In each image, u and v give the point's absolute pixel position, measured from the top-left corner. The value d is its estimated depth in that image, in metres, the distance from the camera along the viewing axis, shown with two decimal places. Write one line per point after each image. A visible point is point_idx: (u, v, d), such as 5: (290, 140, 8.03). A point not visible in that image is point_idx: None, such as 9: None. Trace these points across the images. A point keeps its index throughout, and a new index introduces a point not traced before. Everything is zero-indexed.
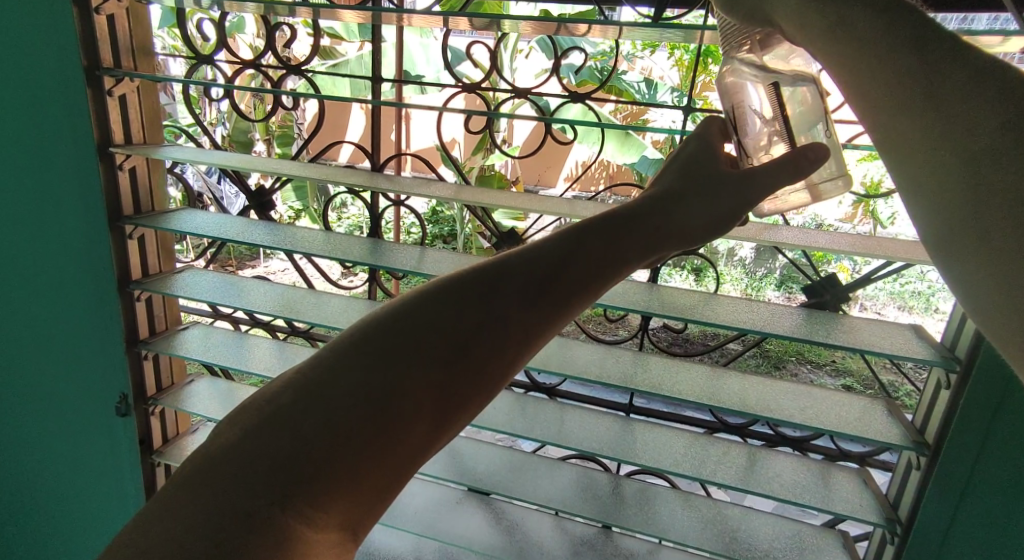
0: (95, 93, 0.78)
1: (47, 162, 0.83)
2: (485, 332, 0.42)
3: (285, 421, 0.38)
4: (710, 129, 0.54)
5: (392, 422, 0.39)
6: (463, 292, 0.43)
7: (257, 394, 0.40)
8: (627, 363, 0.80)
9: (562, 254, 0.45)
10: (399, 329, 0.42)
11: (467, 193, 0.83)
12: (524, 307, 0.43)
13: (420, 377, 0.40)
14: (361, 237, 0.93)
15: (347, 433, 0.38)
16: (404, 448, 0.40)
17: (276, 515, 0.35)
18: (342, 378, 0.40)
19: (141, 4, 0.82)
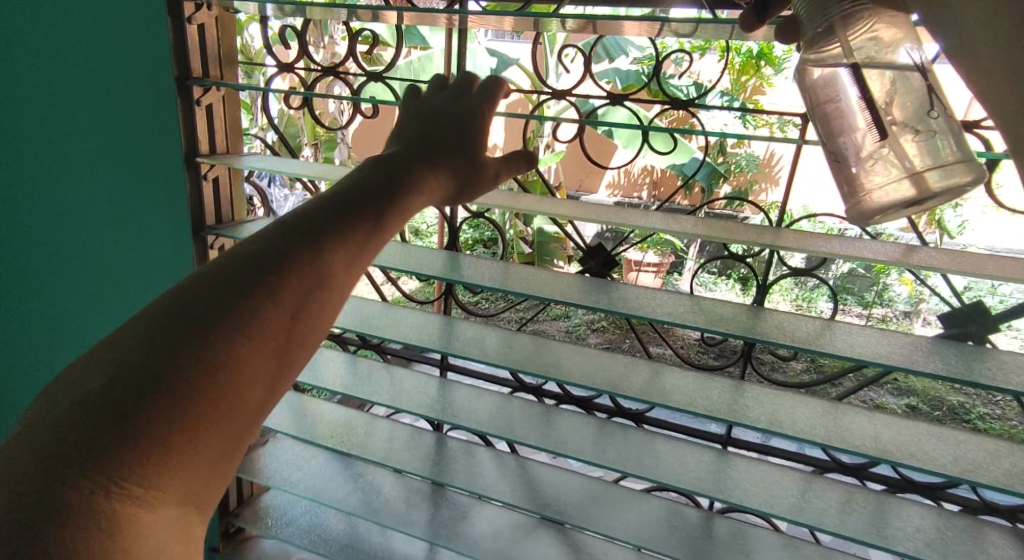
0: (184, 103, 0.79)
1: (137, 174, 0.84)
2: (308, 282, 0.44)
3: (90, 400, 0.36)
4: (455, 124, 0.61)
5: (218, 376, 0.38)
6: (241, 251, 0.43)
7: (49, 397, 0.37)
8: (732, 395, 0.73)
9: (348, 206, 0.48)
10: (213, 289, 0.41)
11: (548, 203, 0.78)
12: (349, 259, 0.47)
13: (246, 328, 0.40)
14: (439, 249, 0.88)
15: (190, 400, 0.37)
16: (241, 409, 0.40)
17: (101, 500, 0.34)
18: (156, 349, 0.38)
19: (229, 12, 0.83)
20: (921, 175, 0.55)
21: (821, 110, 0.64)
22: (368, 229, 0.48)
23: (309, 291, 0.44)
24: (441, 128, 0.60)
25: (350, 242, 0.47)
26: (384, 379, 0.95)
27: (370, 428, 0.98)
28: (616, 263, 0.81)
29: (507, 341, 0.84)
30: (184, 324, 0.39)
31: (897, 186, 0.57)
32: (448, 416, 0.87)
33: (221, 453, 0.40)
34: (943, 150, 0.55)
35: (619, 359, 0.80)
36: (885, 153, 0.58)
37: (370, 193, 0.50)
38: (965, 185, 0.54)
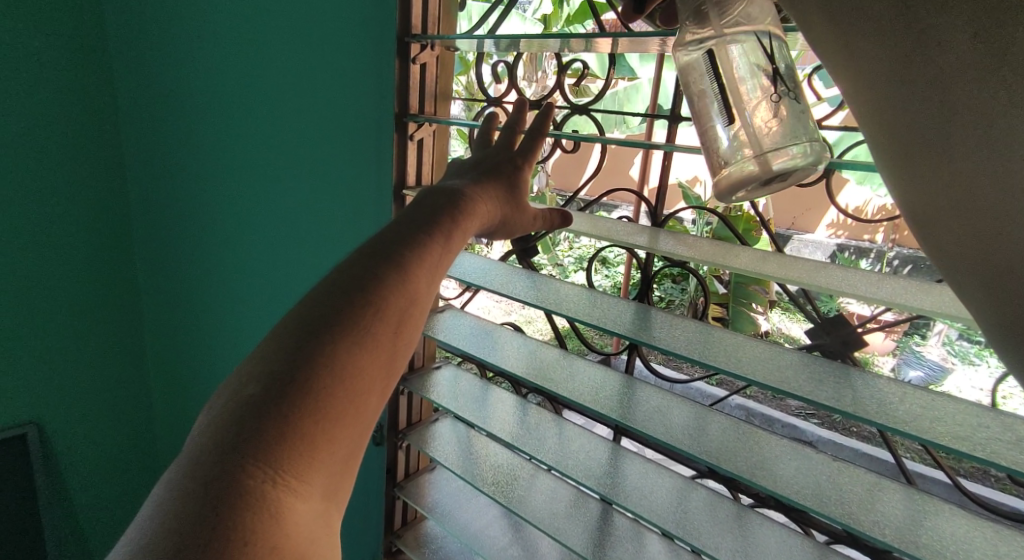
0: (400, 138, 0.84)
1: (367, 196, 0.95)
2: (404, 295, 0.50)
3: (249, 404, 0.42)
4: (510, 155, 0.66)
5: (343, 381, 0.45)
6: (340, 274, 0.49)
7: (217, 410, 0.42)
8: None
9: (431, 230, 0.54)
10: (326, 304, 0.47)
11: (769, 261, 0.60)
12: (429, 273, 0.53)
13: (353, 338, 0.46)
14: (628, 300, 0.78)
15: (322, 401, 0.43)
16: (359, 411, 0.46)
17: (269, 489, 0.39)
18: (297, 358, 0.44)
19: (449, 52, 0.85)
20: (767, 154, 0.55)
21: (694, 93, 0.61)
22: (445, 247, 0.55)
23: (404, 302, 0.50)
24: (495, 155, 0.66)
25: (427, 261, 0.53)
26: (553, 432, 0.88)
27: (534, 481, 0.91)
28: (862, 344, 0.61)
29: (694, 423, 0.68)
30: (313, 334, 0.45)
31: (746, 162, 0.56)
32: (619, 491, 0.77)
33: (348, 453, 0.46)
34: (790, 130, 0.55)
35: (854, 475, 0.60)
36: (737, 132, 0.58)
37: (448, 217, 0.56)
38: (804, 165, 0.54)
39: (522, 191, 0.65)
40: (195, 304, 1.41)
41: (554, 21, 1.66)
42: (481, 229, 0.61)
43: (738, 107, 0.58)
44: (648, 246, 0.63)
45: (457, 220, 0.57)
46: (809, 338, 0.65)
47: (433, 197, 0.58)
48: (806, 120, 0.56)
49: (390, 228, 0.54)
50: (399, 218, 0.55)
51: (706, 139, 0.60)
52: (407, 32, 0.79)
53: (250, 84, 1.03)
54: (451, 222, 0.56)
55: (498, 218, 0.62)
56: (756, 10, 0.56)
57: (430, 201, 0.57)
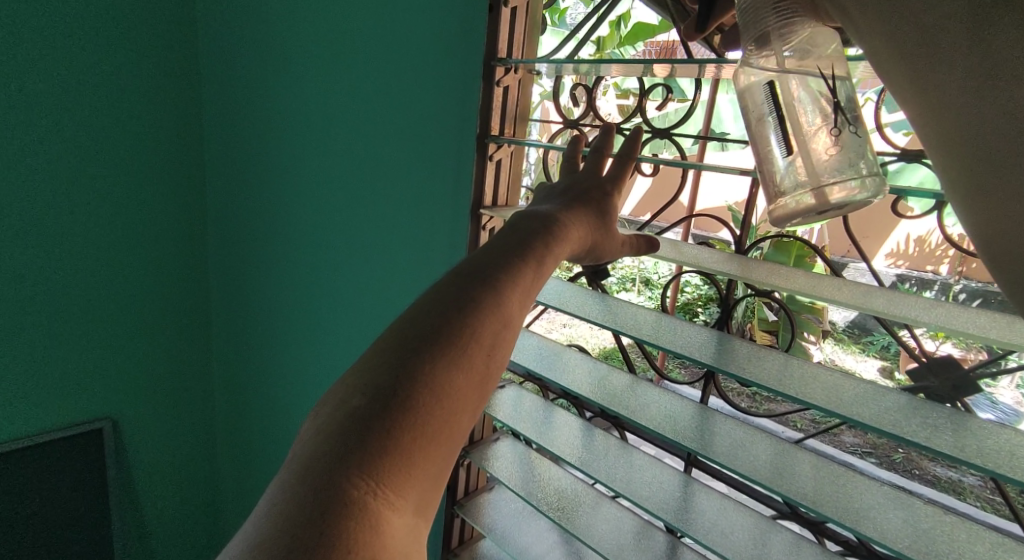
0: (481, 159, 0.85)
1: (442, 214, 0.97)
2: (497, 316, 0.50)
3: (353, 415, 0.43)
4: (600, 179, 0.66)
5: (439, 399, 0.45)
6: (438, 292, 0.51)
7: (322, 419, 0.44)
8: None
9: (522, 253, 0.55)
10: (426, 320, 0.48)
11: (874, 295, 0.57)
12: (520, 296, 0.53)
13: (450, 357, 0.47)
14: (708, 327, 0.76)
15: (421, 417, 0.44)
16: (452, 430, 0.46)
17: (371, 500, 0.40)
18: (398, 373, 0.45)
19: (531, 74, 0.86)
20: (823, 188, 0.53)
21: (751, 117, 0.59)
22: (537, 269, 0.56)
23: (496, 323, 0.51)
24: (584, 180, 0.66)
25: (519, 283, 0.53)
26: (621, 459, 0.87)
27: (599, 507, 0.89)
28: (975, 389, 0.59)
29: (780, 461, 0.65)
30: (414, 350, 0.46)
31: (801, 197, 0.54)
32: (694, 526, 0.74)
33: (439, 470, 0.46)
34: (852, 161, 0.53)
35: (965, 529, 0.56)
36: (794, 162, 0.56)
37: (539, 240, 0.57)
38: (862, 201, 0.52)
39: (612, 216, 0.65)
40: (262, 313, 1.46)
41: (609, 44, 1.67)
42: (572, 253, 0.61)
43: (799, 137, 0.56)
44: (739, 275, 0.62)
45: (550, 246, 0.57)
46: (912, 379, 0.63)
47: (524, 220, 0.59)
48: (867, 150, 0.53)
49: (485, 250, 0.55)
50: (492, 240, 0.56)
51: (765, 168, 0.58)
52: (492, 57, 0.81)
53: (330, 103, 1.08)
54: (543, 247, 0.57)
55: (588, 243, 0.62)
56: (818, 38, 0.52)
57: (523, 226, 0.58)
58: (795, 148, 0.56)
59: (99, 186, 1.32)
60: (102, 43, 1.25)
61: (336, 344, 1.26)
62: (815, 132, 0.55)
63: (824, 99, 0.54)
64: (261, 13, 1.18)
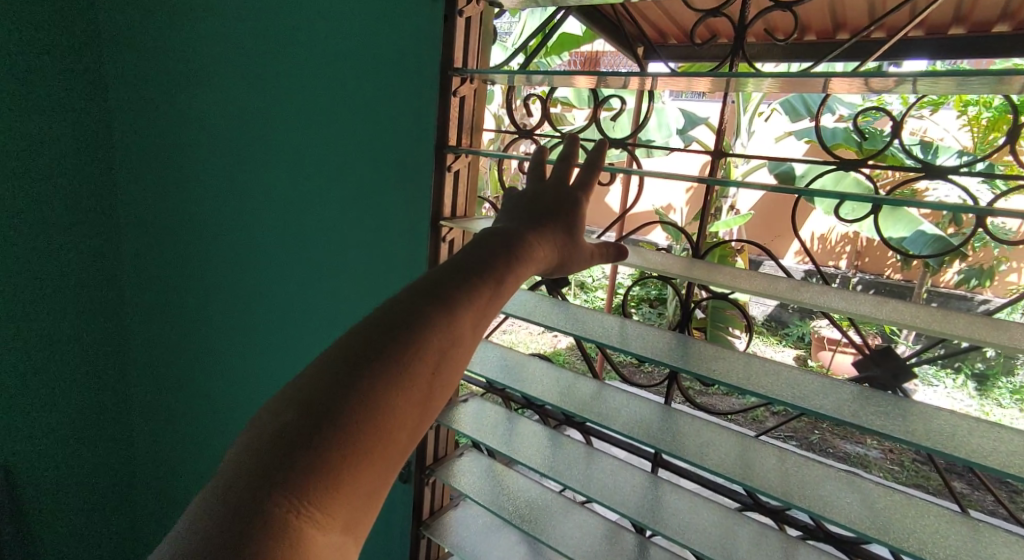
0: (439, 170, 0.84)
1: (398, 227, 0.95)
2: (447, 332, 0.48)
3: (281, 433, 0.40)
4: (564, 195, 0.66)
5: (378, 418, 0.42)
6: (388, 308, 0.49)
7: (248, 434, 0.41)
8: None
9: (475, 267, 0.54)
10: (374, 334, 0.46)
11: (827, 293, 0.62)
12: (470, 310, 0.51)
13: (393, 374, 0.44)
14: (668, 330, 0.78)
15: (353, 435, 0.41)
16: (389, 449, 0.43)
17: (294, 518, 0.37)
18: (336, 389, 0.42)
19: (486, 85, 0.86)
20: None
21: None
22: (496, 284, 0.54)
23: (447, 339, 0.48)
24: (546, 197, 0.66)
25: (474, 298, 0.51)
26: (586, 464, 0.88)
27: (567, 514, 0.90)
28: (911, 376, 0.64)
29: (745, 456, 0.68)
30: (356, 366, 0.44)
31: None
32: (663, 525, 0.76)
33: (373, 491, 0.42)
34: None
35: (909, 505, 0.61)
36: None
37: (491, 254, 0.56)
38: None
39: (571, 230, 0.65)
40: (191, 337, 1.35)
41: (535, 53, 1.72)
42: (532, 269, 0.60)
43: None
44: (700, 279, 0.65)
45: (511, 263, 0.56)
46: (858, 370, 0.68)
47: (485, 236, 0.59)
48: None
49: (443, 266, 0.54)
50: (452, 256, 0.55)
51: None
52: (449, 67, 0.80)
53: (269, 114, 1.03)
54: (503, 264, 0.56)
55: (546, 256, 0.61)
56: None
57: (485, 243, 0.57)
58: None
59: None
60: None
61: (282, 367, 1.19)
62: None
63: None
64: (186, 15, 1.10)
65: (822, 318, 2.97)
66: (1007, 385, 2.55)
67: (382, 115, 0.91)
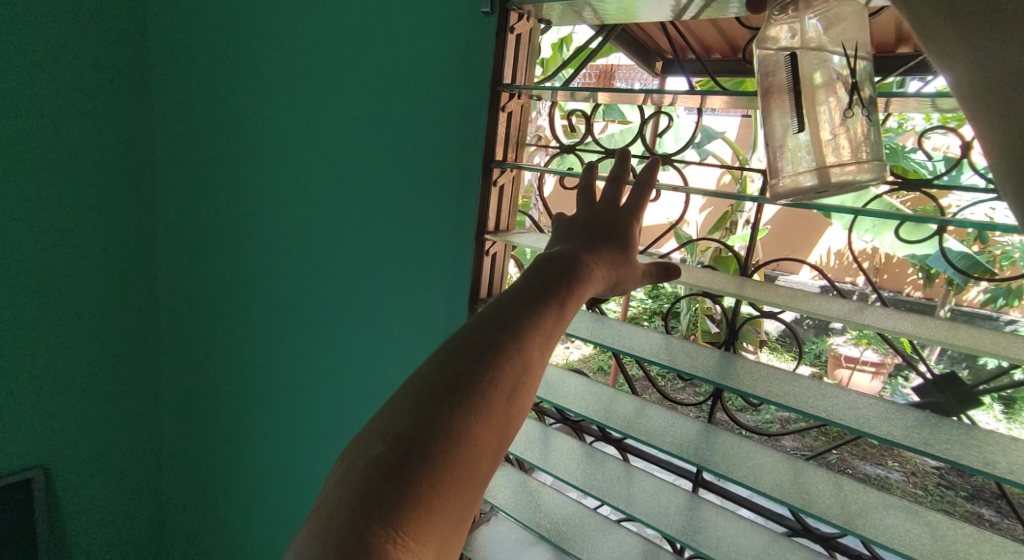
0: (484, 184, 0.85)
1: (435, 238, 0.95)
2: (517, 359, 0.49)
3: (374, 464, 0.41)
4: (618, 215, 0.66)
5: (460, 445, 0.43)
6: (460, 340, 0.50)
7: (343, 467, 0.42)
8: None
9: (537, 293, 0.54)
10: (449, 366, 0.47)
11: (888, 316, 0.61)
12: (537, 336, 0.51)
13: (472, 404, 0.45)
14: (717, 349, 0.78)
15: (440, 464, 0.42)
16: (473, 477, 0.44)
17: (392, 547, 0.38)
18: (420, 420, 0.43)
19: (532, 100, 0.87)
20: (828, 171, 0.61)
21: (767, 86, 0.65)
22: (560, 308, 0.54)
23: (518, 364, 0.49)
24: (601, 218, 0.66)
25: (540, 324, 0.52)
26: (627, 481, 0.87)
27: (608, 532, 0.89)
28: (977, 403, 0.63)
29: (800, 481, 0.67)
30: (435, 398, 0.45)
31: (842, 171, 0.60)
32: (714, 548, 0.75)
33: (459, 519, 0.42)
34: (857, 145, 0.61)
35: (975, 537, 0.59)
36: (805, 142, 0.63)
37: (552, 279, 0.56)
38: (861, 183, 0.60)
39: (628, 250, 0.65)
40: (220, 343, 1.36)
41: (554, 64, 1.76)
42: (591, 292, 0.60)
43: (811, 115, 0.62)
44: (756, 298, 0.64)
45: (573, 288, 0.57)
46: (919, 394, 0.67)
47: (544, 261, 0.59)
48: (880, 149, 0.61)
49: (507, 292, 0.55)
50: (514, 283, 0.56)
51: (777, 142, 0.65)
52: (498, 82, 0.81)
53: (312, 125, 1.04)
54: (566, 289, 0.56)
55: (604, 279, 0.62)
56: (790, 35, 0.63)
57: (545, 268, 0.58)
58: (802, 127, 0.62)
59: (40, 209, 1.20)
60: (46, 53, 1.15)
61: (311, 375, 1.19)
62: (825, 118, 0.62)
63: (836, 77, 0.62)
64: (227, 27, 1.13)
65: (839, 335, 2.93)
66: None
67: (426, 127, 0.92)
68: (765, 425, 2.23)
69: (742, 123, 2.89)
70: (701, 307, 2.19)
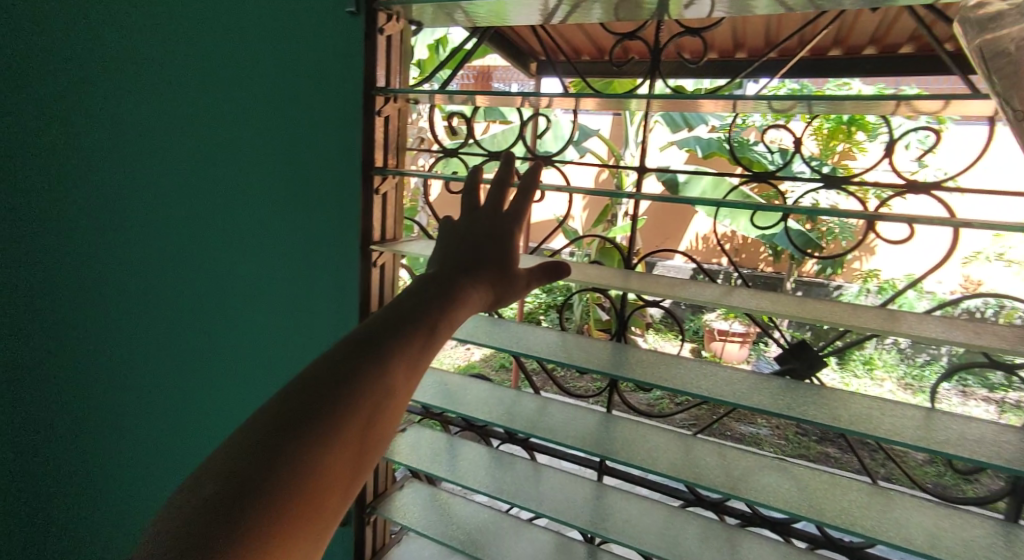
0: (365, 192, 0.81)
1: (315, 251, 0.89)
2: (378, 385, 0.47)
3: (203, 502, 0.38)
4: (500, 229, 0.65)
5: (307, 477, 0.41)
6: (318, 368, 0.48)
7: (168, 506, 0.39)
8: (986, 534, 0.58)
9: (405, 316, 0.53)
10: (301, 395, 0.45)
11: (755, 297, 0.67)
12: (402, 362, 0.50)
13: (320, 433, 0.43)
14: (610, 341, 0.80)
15: (280, 499, 0.39)
16: (321, 511, 0.41)
17: None
18: (261, 453, 0.41)
19: (410, 104, 0.84)
20: None
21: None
22: (430, 332, 0.53)
23: (380, 391, 0.47)
24: (482, 232, 0.65)
25: (407, 350, 0.51)
26: (533, 479, 0.87)
27: (518, 534, 0.89)
28: (824, 365, 0.71)
29: (689, 455, 0.72)
30: (281, 429, 0.42)
31: None
32: (618, 531, 0.77)
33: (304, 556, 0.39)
34: None
35: (835, 483, 0.66)
36: None
37: (423, 302, 0.55)
38: None
39: (509, 263, 0.64)
40: None
41: (430, 65, 1.74)
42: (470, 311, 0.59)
43: None
44: (637, 289, 0.68)
45: (444, 309, 0.55)
46: (779, 363, 0.74)
47: (418, 283, 0.58)
48: None
49: (374, 318, 0.53)
50: (383, 308, 0.54)
51: None
52: (372, 86, 0.77)
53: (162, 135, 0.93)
54: (436, 311, 0.55)
55: (482, 295, 0.61)
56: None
57: (416, 290, 0.56)
58: None
59: None
60: None
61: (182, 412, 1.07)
62: None
63: None
64: None
65: (711, 312, 3.22)
66: (867, 360, 2.93)
67: (295, 134, 0.85)
68: (654, 403, 2.39)
69: (614, 121, 3.06)
70: (590, 298, 2.29)
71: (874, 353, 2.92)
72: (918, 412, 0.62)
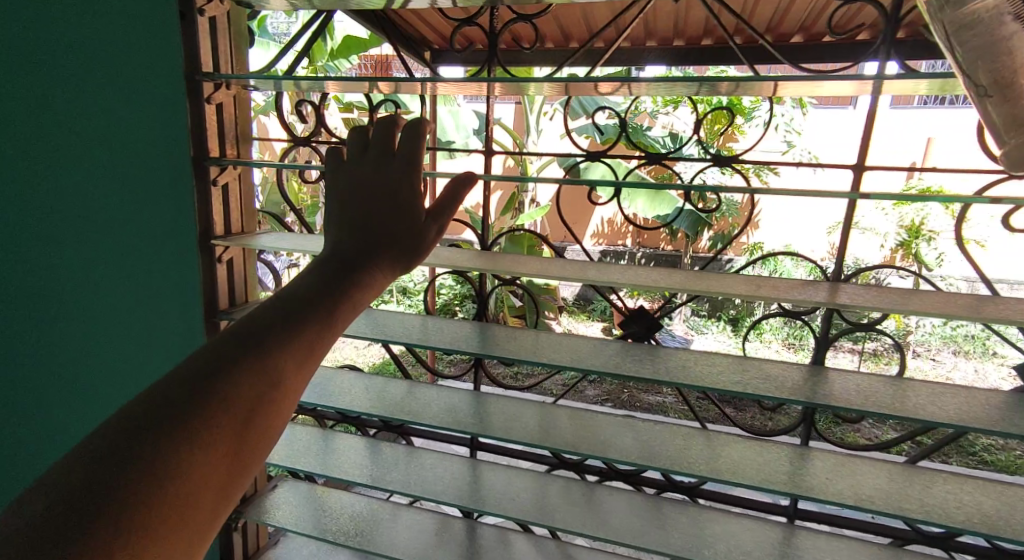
0: (200, 184, 0.79)
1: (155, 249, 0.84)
2: (258, 379, 0.46)
3: (49, 513, 0.35)
4: (406, 177, 0.57)
5: (173, 481, 0.39)
6: (194, 363, 0.45)
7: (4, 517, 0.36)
8: (786, 460, 0.66)
9: (295, 302, 0.50)
10: (170, 393, 0.43)
11: (588, 268, 0.71)
12: (287, 353, 0.48)
13: (189, 433, 0.41)
14: (468, 320, 0.83)
15: (140, 506, 0.37)
16: (195, 513, 0.40)
17: None
18: (117, 458, 0.39)
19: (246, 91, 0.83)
20: None
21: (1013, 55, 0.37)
22: (327, 317, 0.50)
23: (261, 385, 0.46)
24: (387, 182, 0.57)
25: (297, 340, 0.49)
26: (404, 462, 0.88)
27: (395, 517, 0.90)
28: (658, 326, 0.78)
29: (540, 421, 0.76)
30: (143, 429, 0.40)
31: None
32: (483, 501, 0.80)
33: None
34: None
35: (667, 432, 0.72)
36: None
37: (317, 283, 0.52)
38: None
39: (420, 217, 0.56)
40: None
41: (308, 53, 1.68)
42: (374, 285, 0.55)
43: None
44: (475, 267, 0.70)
45: (343, 290, 0.52)
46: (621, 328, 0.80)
47: (314, 262, 0.54)
48: None
49: (263, 305, 0.50)
50: (273, 293, 0.51)
51: None
52: (197, 71, 0.76)
53: None
54: (332, 292, 0.51)
55: (388, 262, 0.55)
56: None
57: (311, 271, 0.53)
58: None
59: None
60: None
61: None
62: None
63: None
64: None
65: None
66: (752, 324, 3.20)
67: None
68: None
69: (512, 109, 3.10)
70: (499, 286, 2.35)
71: (759, 317, 3.19)
72: (728, 361, 0.69)
